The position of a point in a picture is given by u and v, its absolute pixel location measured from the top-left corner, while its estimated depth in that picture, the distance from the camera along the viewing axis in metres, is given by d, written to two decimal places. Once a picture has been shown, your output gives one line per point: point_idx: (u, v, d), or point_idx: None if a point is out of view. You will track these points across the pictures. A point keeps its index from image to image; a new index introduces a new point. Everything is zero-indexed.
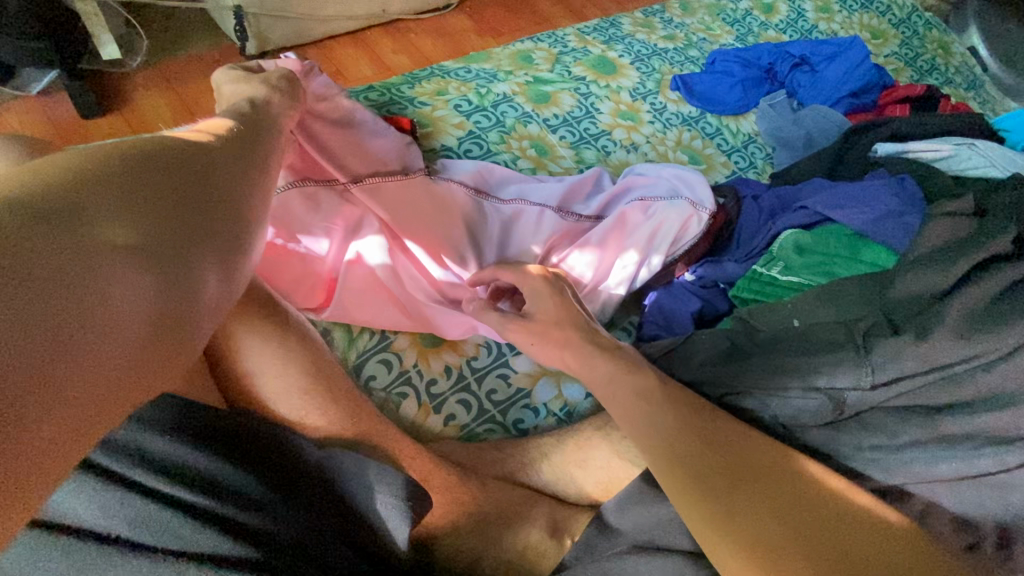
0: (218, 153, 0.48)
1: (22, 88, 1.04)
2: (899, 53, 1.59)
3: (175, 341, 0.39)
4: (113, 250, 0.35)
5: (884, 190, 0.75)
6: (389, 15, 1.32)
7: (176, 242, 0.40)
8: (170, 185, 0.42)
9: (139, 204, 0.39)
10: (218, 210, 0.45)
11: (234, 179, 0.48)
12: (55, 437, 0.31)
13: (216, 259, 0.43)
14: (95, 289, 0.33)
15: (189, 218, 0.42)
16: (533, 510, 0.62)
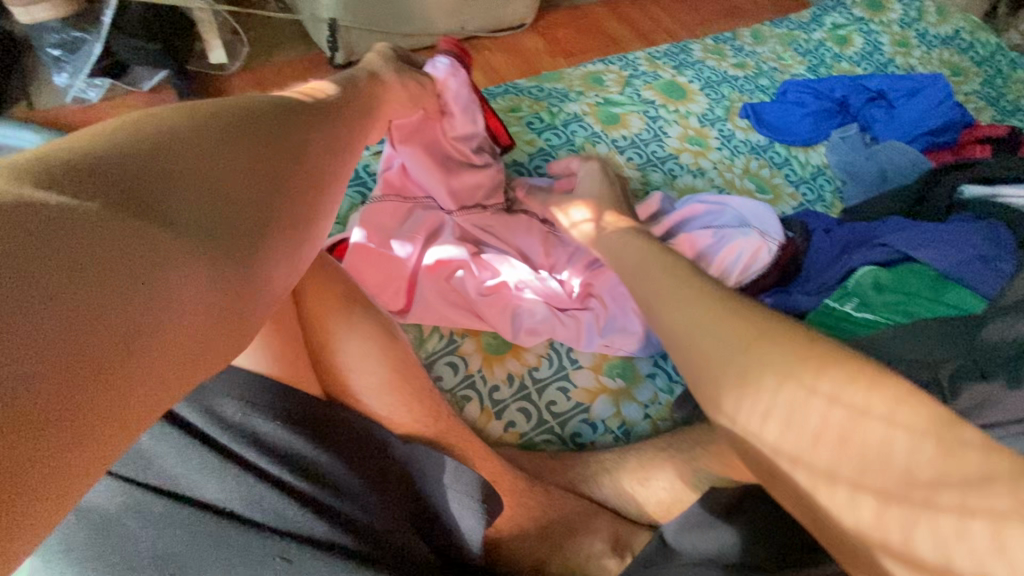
0: (281, 123, 0.48)
1: (134, 84, 1.13)
2: (981, 91, 1.54)
3: (242, 309, 0.39)
4: (176, 230, 0.35)
5: (973, 234, 0.74)
6: (467, 33, 1.38)
7: (239, 224, 0.39)
8: (235, 166, 0.42)
9: (205, 184, 0.39)
10: (281, 191, 0.44)
11: (309, 157, 0.49)
12: (122, 408, 0.31)
13: (278, 241, 0.43)
14: (156, 268, 0.33)
15: (258, 197, 0.42)
16: (595, 521, 0.63)
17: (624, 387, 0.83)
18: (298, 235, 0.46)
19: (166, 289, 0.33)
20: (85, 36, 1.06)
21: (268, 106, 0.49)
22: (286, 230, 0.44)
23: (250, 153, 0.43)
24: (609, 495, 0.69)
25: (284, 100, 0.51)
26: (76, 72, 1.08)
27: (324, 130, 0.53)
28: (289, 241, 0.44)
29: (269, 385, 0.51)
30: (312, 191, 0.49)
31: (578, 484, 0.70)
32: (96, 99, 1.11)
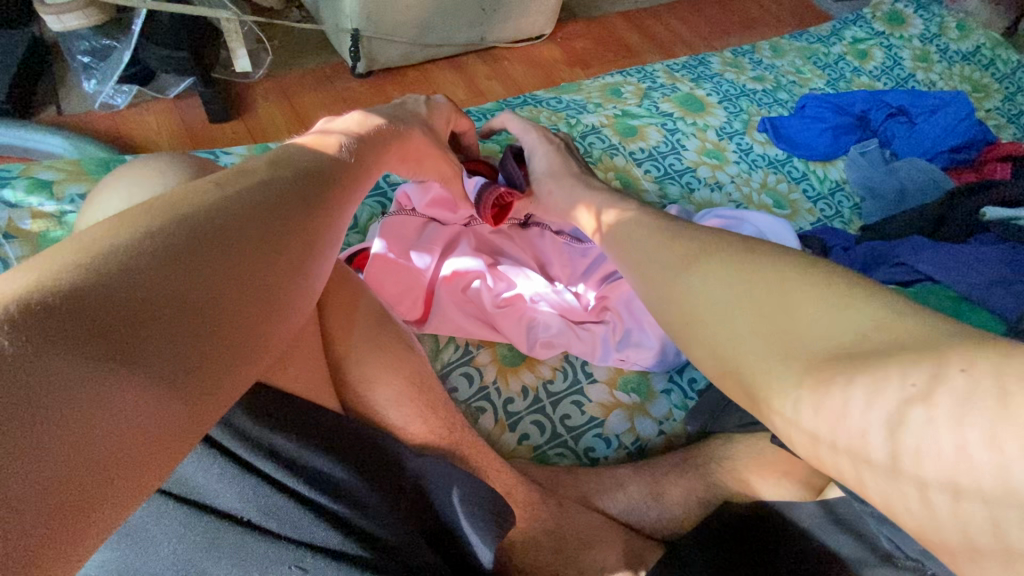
0: (285, 188, 0.47)
1: (160, 91, 1.16)
2: (1003, 108, 1.53)
3: (224, 398, 0.37)
4: (146, 321, 0.34)
5: (994, 256, 0.74)
6: (486, 43, 1.39)
7: (216, 307, 0.38)
8: (218, 240, 0.40)
9: (181, 266, 0.37)
10: (268, 264, 0.43)
11: (304, 218, 0.47)
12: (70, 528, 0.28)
13: (259, 320, 0.41)
14: (121, 367, 0.32)
15: (238, 273, 0.40)
16: (609, 537, 0.63)
17: (638, 402, 0.83)
18: (292, 310, 0.45)
19: (130, 375, 0.32)
20: (114, 43, 1.08)
21: (272, 167, 0.49)
22: (276, 308, 0.43)
23: (250, 227, 0.42)
24: (622, 510, 0.69)
25: (300, 158, 0.51)
26: (104, 79, 1.10)
27: (340, 184, 0.53)
28: (280, 319, 0.43)
29: (285, 395, 0.51)
30: (314, 260, 0.48)
31: (592, 497, 0.70)
32: (123, 105, 1.13)
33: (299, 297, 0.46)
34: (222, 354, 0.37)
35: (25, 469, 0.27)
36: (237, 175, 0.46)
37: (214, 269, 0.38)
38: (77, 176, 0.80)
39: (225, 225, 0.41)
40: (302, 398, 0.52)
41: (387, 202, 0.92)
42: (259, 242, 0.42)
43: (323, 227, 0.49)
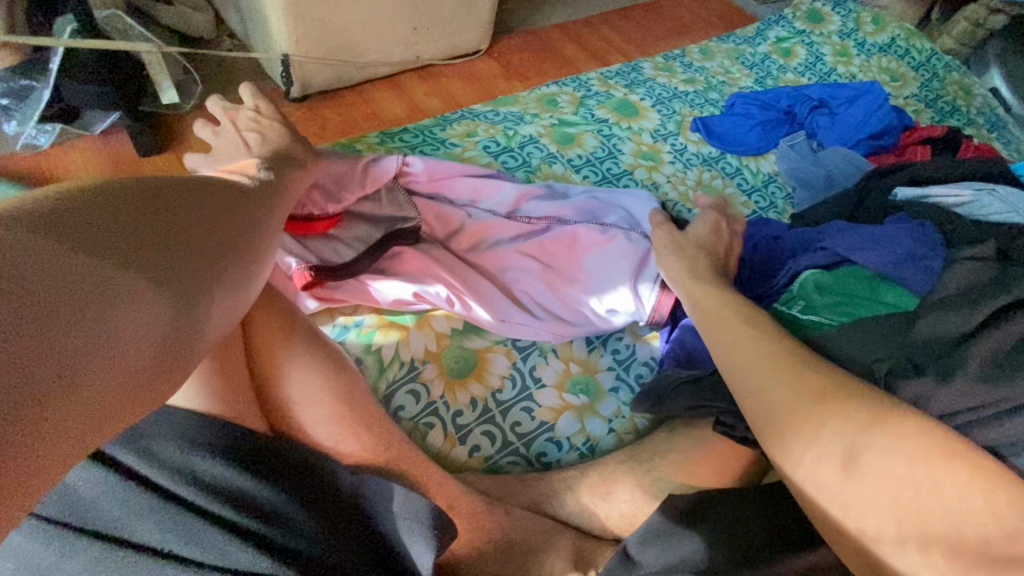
0: (241, 198, 0.55)
1: (86, 127, 1.13)
2: (920, 95, 1.61)
3: (180, 359, 0.44)
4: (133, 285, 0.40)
5: (902, 235, 0.76)
6: (423, 61, 1.41)
7: (187, 280, 0.44)
8: (189, 226, 0.46)
9: (159, 243, 0.43)
10: (234, 250, 0.50)
11: (255, 227, 0.54)
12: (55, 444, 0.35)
13: (221, 298, 0.48)
14: (110, 320, 0.38)
15: (207, 254, 0.47)
16: (557, 541, 0.64)
17: (587, 402, 0.84)
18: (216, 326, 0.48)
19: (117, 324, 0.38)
20: (34, 83, 1.06)
21: (224, 181, 0.55)
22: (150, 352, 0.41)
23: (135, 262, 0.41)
24: (572, 513, 0.70)
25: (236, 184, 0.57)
26: (24, 119, 1.07)
27: (251, 220, 0.54)
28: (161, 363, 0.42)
29: (213, 422, 0.51)
30: (216, 305, 0.47)
31: (541, 502, 0.70)
32: (46, 144, 1.10)
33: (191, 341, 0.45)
34: (159, 342, 0.42)
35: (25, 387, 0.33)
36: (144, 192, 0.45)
37: (135, 280, 0.40)
38: None
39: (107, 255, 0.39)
40: (229, 421, 0.52)
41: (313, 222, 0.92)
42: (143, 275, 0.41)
43: (232, 267, 0.49)
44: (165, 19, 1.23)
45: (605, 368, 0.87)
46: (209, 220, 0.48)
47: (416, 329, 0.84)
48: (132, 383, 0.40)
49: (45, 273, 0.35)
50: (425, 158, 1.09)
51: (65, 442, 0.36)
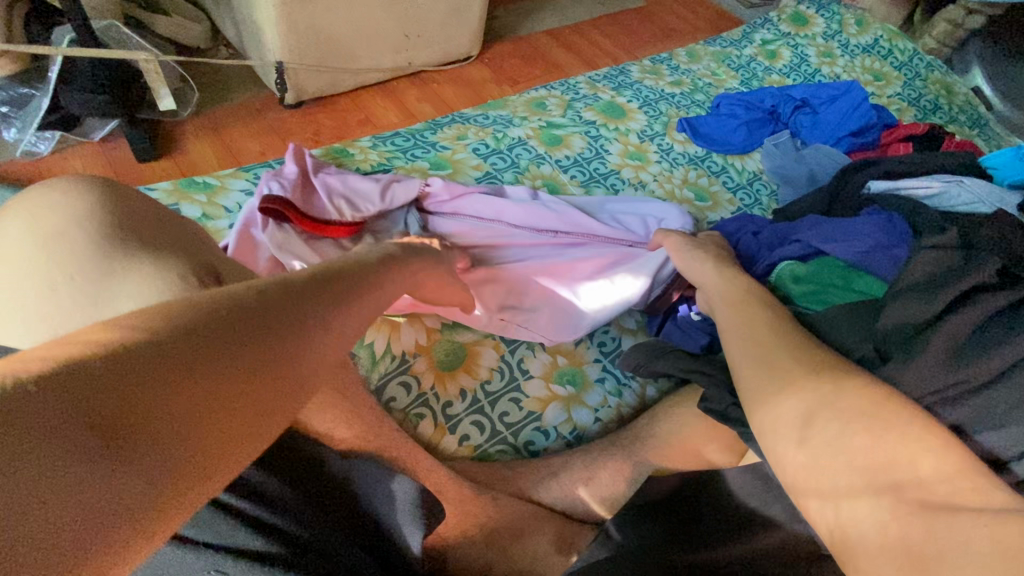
0: (350, 301, 0.47)
1: (85, 135, 1.16)
2: (902, 94, 1.65)
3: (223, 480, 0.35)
4: (189, 387, 0.33)
5: (870, 227, 0.79)
6: (414, 68, 1.44)
7: (247, 381, 0.36)
8: (272, 321, 0.39)
9: (234, 335, 0.36)
10: (313, 352, 0.41)
11: (351, 328, 0.46)
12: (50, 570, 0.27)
13: (283, 411, 0.39)
14: (145, 427, 0.31)
15: (278, 352, 0.38)
16: (541, 526, 0.66)
17: (574, 393, 0.87)
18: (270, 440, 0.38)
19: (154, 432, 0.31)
20: (32, 91, 1.09)
21: (341, 280, 0.48)
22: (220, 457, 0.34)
23: (223, 350, 0.35)
24: (557, 498, 0.72)
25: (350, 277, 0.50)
26: (24, 127, 1.09)
27: (352, 310, 0.47)
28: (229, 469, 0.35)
29: None
30: (281, 413, 0.39)
31: (528, 489, 0.72)
32: (46, 151, 1.13)
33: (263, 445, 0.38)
34: (199, 457, 0.33)
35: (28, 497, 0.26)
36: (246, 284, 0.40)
37: (195, 378, 0.33)
38: None
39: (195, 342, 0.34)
40: None
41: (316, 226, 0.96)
42: (230, 363, 0.35)
43: (321, 355, 0.42)
44: (162, 29, 1.27)
45: (591, 360, 0.90)
46: (306, 301, 0.42)
47: (406, 323, 0.86)
48: (170, 506, 0.32)
49: (134, 375, 0.30)
50: (416, 160, 1.12)
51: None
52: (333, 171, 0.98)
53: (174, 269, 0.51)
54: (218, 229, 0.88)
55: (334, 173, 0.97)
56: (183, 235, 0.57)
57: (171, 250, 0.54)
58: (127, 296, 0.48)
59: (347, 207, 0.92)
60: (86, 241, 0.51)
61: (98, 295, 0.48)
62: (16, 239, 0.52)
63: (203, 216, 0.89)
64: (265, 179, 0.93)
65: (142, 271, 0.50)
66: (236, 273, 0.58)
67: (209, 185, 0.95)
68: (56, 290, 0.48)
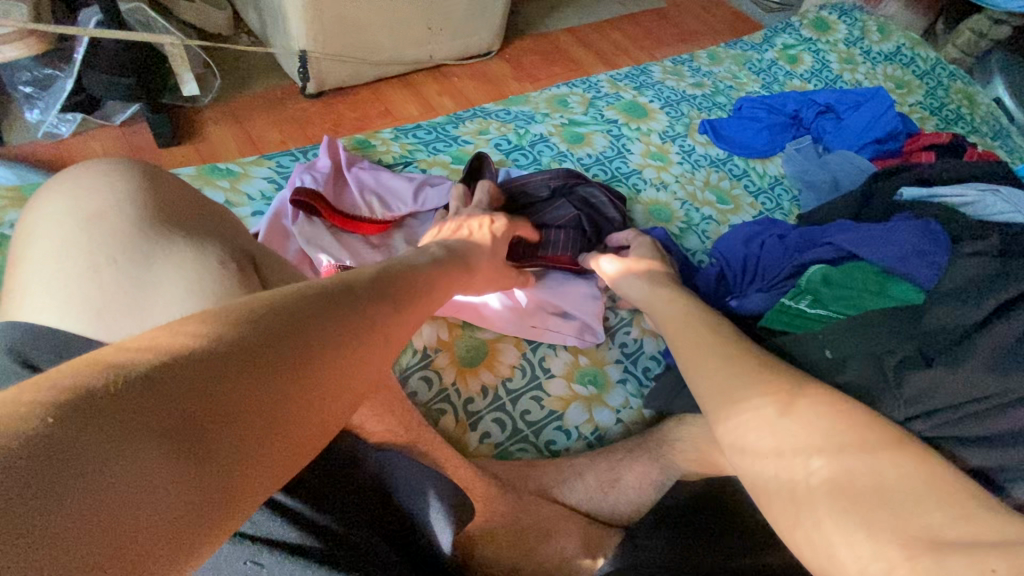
0: (390, 292, 0.52)
1: (107, 118, 1.15)
2: (925, 103, 1.63)
3: (302, 453, 0.39)
4: (265, 367, 0.38)
5: (909, 232, 0.78)
6: (435, 61, 1.43)
7: (314, 363, 0.41)
8: (327, 315, 0.44)
9: (298, 329, 0.41)
10: (368, 338, 0.46)
11: (397, 316, 0.51)
12: (171, 528, 0.30)
13: (350, 387, 0.44)
14: (234, 403, 0.35)
15: (337, 339, 0.43)
16: (567, 526, 0.65)
17: (596, 393, 0.86)
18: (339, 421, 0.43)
19: (240, 408, 0.35)
20: (57, 72, 1.09)
21: (380, 276, 0.54)
22: (301, 436, 0.39)
23: (294, 342, 0.40)
24: (581, 499, 0.71)
25: (371, 267, 0.55)
26: (48, 108, 1.09)
27: (397, 312, 0.51)
28: (308, 450, 0.40)
29: None
30: (348, 396, 0.43)
31: (552, 489, 0.71)
32: (67, 133, 1.12)
33: (333, 431, 0.42)
34: (280, 432, 0.37)
35: (145, 464, 0.30)
36: (307, 287, 0.46)
37: (268, 361, 0.38)
38: (16, 203, 0.81)
39: (270, 337, 0.39)
40: None
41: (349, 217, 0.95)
42: (302, 354, 0.40)
43: (373, 348, 0.47)
44: (184, 14, 1.26)
45: (612, 361, 0.88)
46: (357, 302, 0.47)
47: (427, 318, 0.84)
48: (255, 481, 0.35)
49: (213, 362, 0.35)
50: (438, 153, 1.11)
51: (189, 536, 0.31)
52: (365, 164, 0.97)
53: (212, 255, 0.52)
54: (241, 216, 0.87)
55: (367, 168, 0.97)
56: (219, 220, 0.57)
57: (209, 235, 0.54)
58: (170, 284, 0.48)
59: (378, 206, 0.93)
60: (128, 224, 0.51)
61: (140, 279, 0.48)
62: (54, 220, 0.51)
63: (226, 202, 0.89)
64: (297, 170, 0.93)
65: (181, 258, 0.50)
66: (270, 260, 0.58)
67: (232, 172, 0.94)
68: (97, 272, 0.48)
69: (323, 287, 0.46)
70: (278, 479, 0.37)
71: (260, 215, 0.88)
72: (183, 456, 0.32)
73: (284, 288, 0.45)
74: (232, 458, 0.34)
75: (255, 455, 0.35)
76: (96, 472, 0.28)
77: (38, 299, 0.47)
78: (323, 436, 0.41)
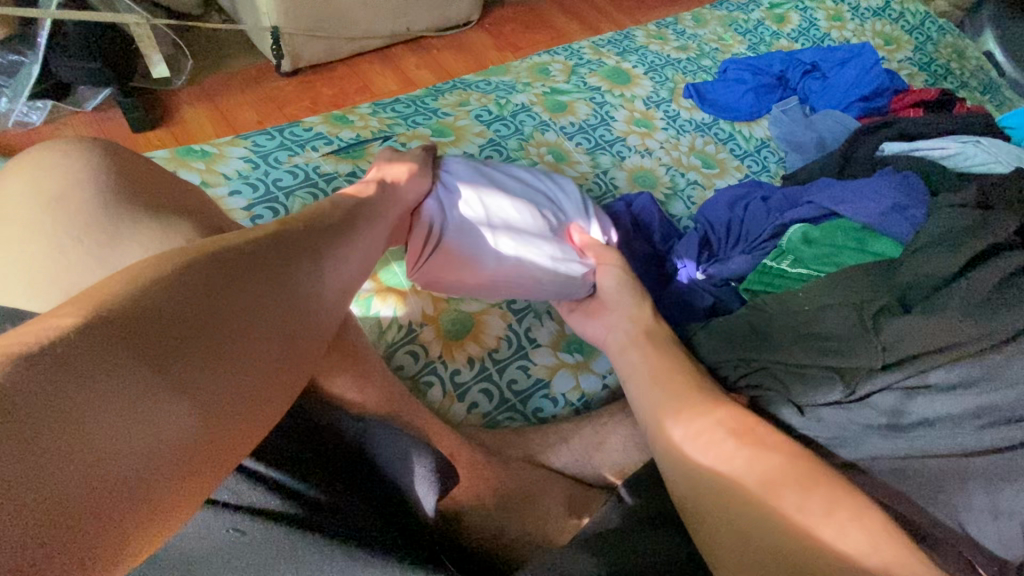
0: (331, 240, 0.55)
1: (78, 105, 1.13)
2: (913, 59, 1.60)
3: (263, 402, 0.43)
4: (217, 323, 0.41)
5: (888, 187, 0.79)
6: (413, 33, 1.40)
7: (262, 318, 0.44)
8: (273, 268, 0.47)
9: (245, 283, 0.44)
10: (313, 291, 0.49)
11: (339, 276, 0.54)
12: (144, 473, 0.34)
13: (303, 337, 0.47)
14: (193, 359, 0.38)
15: (283, 293, 0.46)
16: (553, 488, 0.66)
17: (581, 360, 0.86)
18: (295, 370, 0.47)
19: (199, 363, 0.38)
20: (22, 58, 1.06)
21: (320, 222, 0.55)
22: (262, 387, 0.43)
23: (247, 300, 0.43)
24: (567, 463, 0.72)
25: (325, 221, 0.56)
26: (15, 95, 1.06)
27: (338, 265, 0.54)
28: (271, 399, 0.44)
29: None
30: (302, 348, 0.47)
31: (539, 454, 0.72)
32: (39, 122, 1.10)
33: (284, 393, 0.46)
34: (242, 384, 0.41)
35: (119, 415, 0.34)
36: (255, 238, 0.48)
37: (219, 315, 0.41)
38: None
39: (210, 303, 0.41)
40: None
41: (318, 192, 0.90)
42: (258, 312, 0.44)
43: (318, 299, 0.50)
44: None
45: None
46: (294, 256, 0.49)
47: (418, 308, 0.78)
48: (222, 428, 0.39)
49: (165, 319, 0.38)
50: (417, 127, 1.09)
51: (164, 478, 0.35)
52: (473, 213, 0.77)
53: (178, 234, 0.51)
54: (218, 197, 0.87)
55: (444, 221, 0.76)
56: (185, 200, 0.56)
57: (176, 214, 0.53)
58: (137, 261, 0.48)
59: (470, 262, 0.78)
60: (88, 205, 0.50)
61: (104, 262, 0.48)
62: (14, 204, 0.51)
63: (203, 183, 0.88)
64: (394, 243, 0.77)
65: (147, 236, 0.50)
66: None
67: (208, 153, 0.93)
68: (60, 257, 0.48)
69: (271, 240, 0.49)
70: (243, 427, 0.41)
71: (237, 195, 0.87)
72: (145, 420, 0.35)
73: (229, 238, 0.47)
74: (198, 408, 0.38)
75: (219, 403, 0.39)
76: (74, 418, 0.32)
77: (7, 286, 0.47)
78: (285, 379, 0.45)
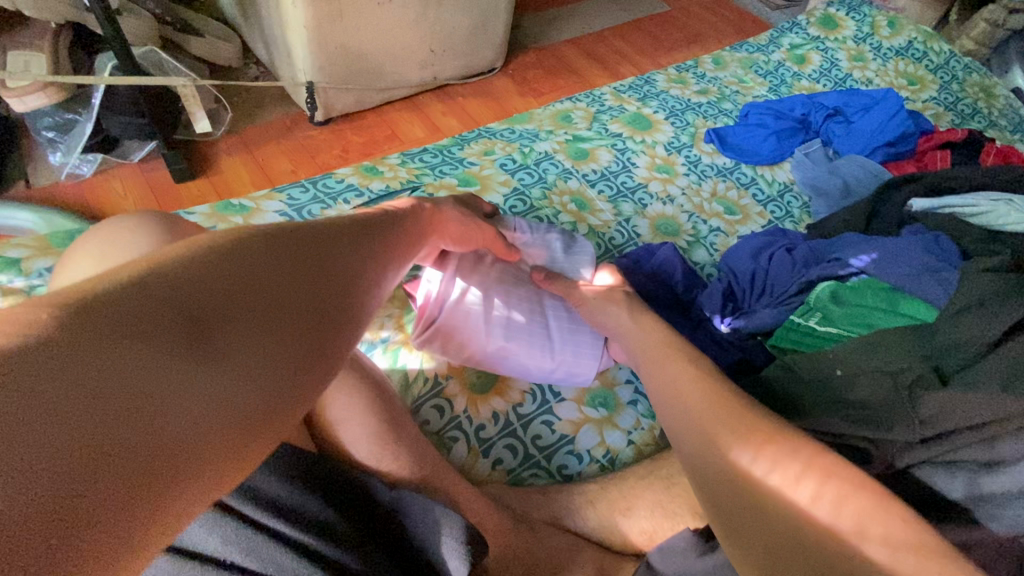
0: (363, 230, 0.57)
1: (124, 156, 1.19)
2: (939, 98, 1.60)
3: (300, 367, 0.43)
4: (253, 289, 0.42)
5: (917, 248, 0.79)
6: (440, 82, 1.45)
7: (300, 292, 0.46)
8: (309, 250, 0.49)
9: (282, 259, 0.46)
10: (348, 276, 0.52)
11: (373, 267, 0.56)
12: (190, 424, 0.34)
13: (339, 315, 0.49)
14: (230, 322, 0.39)
15: (317, 272, 0.48)
16: (581, 556, 0.66)
17: (606, 415, 0.86)
18: (331, 342, 0.47)
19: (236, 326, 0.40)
20: (76, 117, 1.13)
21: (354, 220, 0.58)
22: (299, 354, 0.43)
23: (284, 273, 0.45)
24: (594, 527, 0.72)
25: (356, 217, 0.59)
26: (69, 150, 1.14)
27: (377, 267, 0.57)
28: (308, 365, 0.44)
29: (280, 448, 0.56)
30: (337, 321, 0.48)
31: (564, 518, 0.72)
32: (89, 173, 1.16)
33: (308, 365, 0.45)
34: (278, 347, 0.42)
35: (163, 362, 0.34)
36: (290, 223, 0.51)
37: (255, 281, 0.43)
38: (42, 252, 0.85)
39: (248, 271, 0.43)
40: (294, 447, 0.57)
41: None
42: (293, 285, 0.45)
43: (350, 280, 0.52)
44: (196, 50, 1.30)
45: (622, 382, 0.89)
46: (330, 243, 0.52)
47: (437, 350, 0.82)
48: (263, 393, 0.40)
49: (205, 283, 0.39)
50: (444, 177, 1.12)
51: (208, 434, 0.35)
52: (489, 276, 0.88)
53: None
54: None
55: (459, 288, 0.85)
56: None
57: None
58: None
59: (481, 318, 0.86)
60: None
61: None
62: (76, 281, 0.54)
63: None
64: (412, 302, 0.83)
65: None
66: None
67: (245, 207, 0.97)
68: None
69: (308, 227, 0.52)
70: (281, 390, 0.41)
71: None
72: (189, 374, 0.35)
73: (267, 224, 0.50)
74: (234, 370, 0.38)
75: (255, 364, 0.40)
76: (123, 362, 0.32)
77: None
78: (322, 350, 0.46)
